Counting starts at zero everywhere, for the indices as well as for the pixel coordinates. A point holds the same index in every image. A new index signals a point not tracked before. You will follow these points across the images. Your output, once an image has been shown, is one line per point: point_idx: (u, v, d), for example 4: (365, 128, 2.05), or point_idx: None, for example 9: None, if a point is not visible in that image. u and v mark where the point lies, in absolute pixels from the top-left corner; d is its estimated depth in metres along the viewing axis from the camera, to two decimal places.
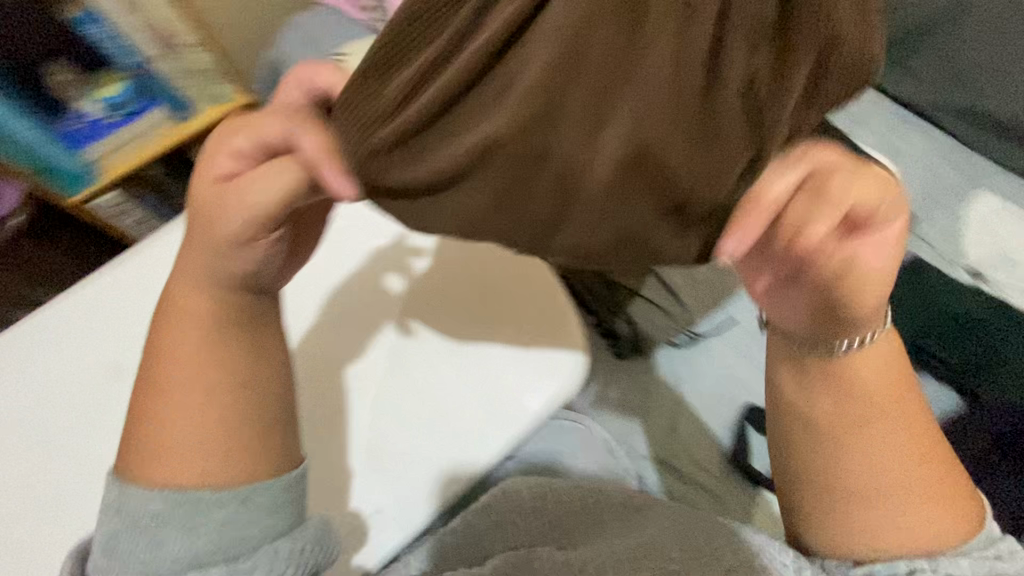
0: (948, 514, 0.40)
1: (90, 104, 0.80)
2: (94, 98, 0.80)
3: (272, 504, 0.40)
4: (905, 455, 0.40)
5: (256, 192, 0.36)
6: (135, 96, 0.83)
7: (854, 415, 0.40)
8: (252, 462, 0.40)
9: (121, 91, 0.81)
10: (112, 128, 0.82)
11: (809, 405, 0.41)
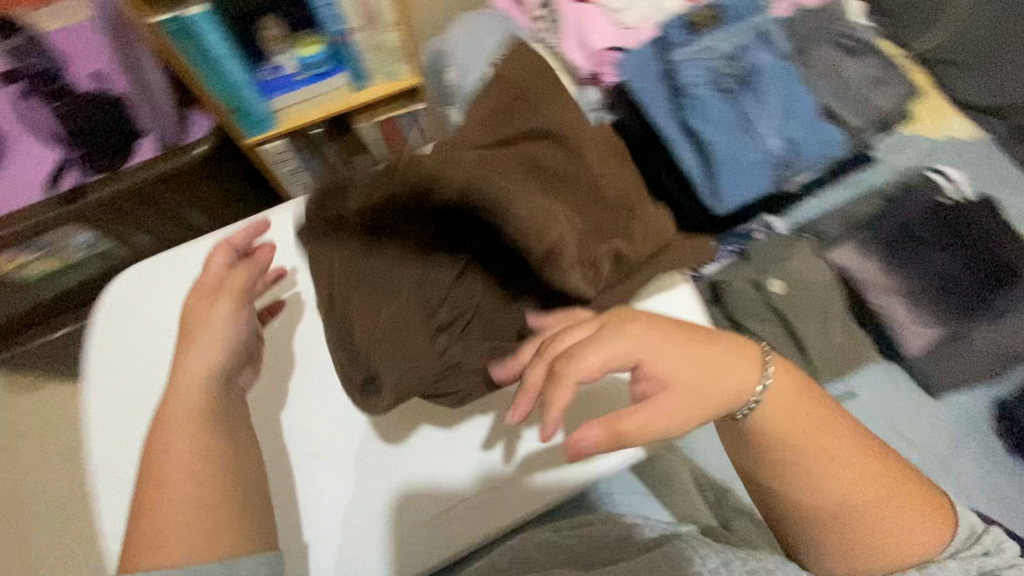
0: (906, 517, 0.45)
1: (284, 56, 0.68)
2: (291, 53, 0.68)
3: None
4: (845, 464, 0.45)
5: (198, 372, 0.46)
6: (331, 59, 0.70)
7: (789, 448, 0.44)
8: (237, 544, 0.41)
9: (320, 52, 0.69)
10: (299, 85, 0.71)
11: (749, 462, 0.47)
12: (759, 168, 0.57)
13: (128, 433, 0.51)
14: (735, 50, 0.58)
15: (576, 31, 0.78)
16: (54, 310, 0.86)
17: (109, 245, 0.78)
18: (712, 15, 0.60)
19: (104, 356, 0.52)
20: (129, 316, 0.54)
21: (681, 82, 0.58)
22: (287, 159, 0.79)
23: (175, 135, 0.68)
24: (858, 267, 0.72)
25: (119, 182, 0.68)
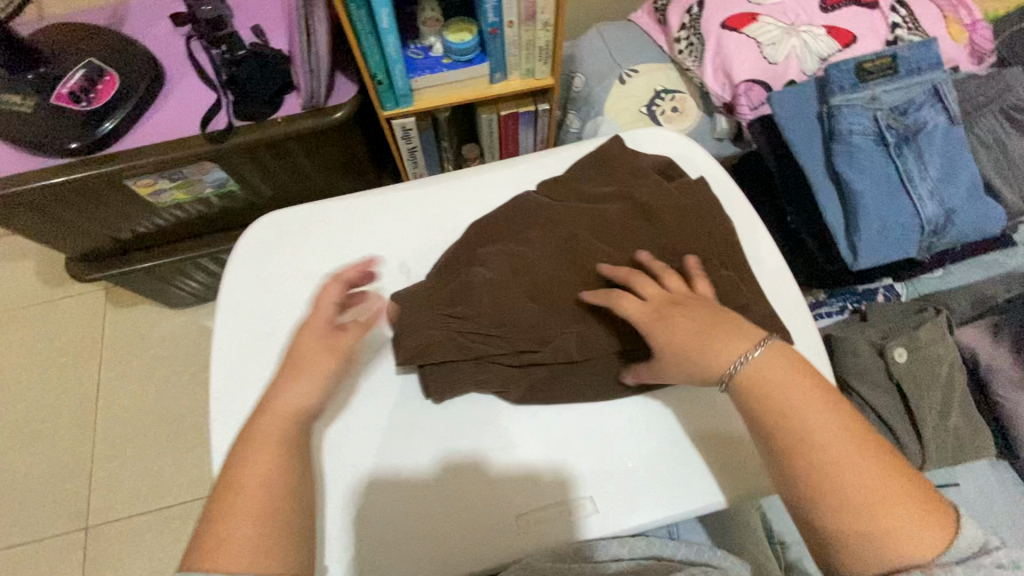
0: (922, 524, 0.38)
1: (435, 38, 0.73)
2: (441, 37, 0.72)
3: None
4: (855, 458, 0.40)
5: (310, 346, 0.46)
6: (477, 48, 0.72)
7: (778, 417, 0.42)
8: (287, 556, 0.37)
9: (471, 39, 0.71)
10: (444, 68, 0.73)
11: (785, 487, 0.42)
12: (907, 230, 0.55)
13: (243, 362, 0.52)
14: (903, 104, 0.56)
15: (719, 57, 0.77)
16: (174, 236, 0.93)
17: (235, 187, 0.82)
18: (890, 63, 0.57)
19: (241, 286, 0.56)
20: (272, 254, 0.57)
21: (842, 128, 0.56)
22: (412, 137, 0.82)
23: (322, 97, 0.71)
24: (985, 351, 0.67)
25: (262, 130, 0.72)
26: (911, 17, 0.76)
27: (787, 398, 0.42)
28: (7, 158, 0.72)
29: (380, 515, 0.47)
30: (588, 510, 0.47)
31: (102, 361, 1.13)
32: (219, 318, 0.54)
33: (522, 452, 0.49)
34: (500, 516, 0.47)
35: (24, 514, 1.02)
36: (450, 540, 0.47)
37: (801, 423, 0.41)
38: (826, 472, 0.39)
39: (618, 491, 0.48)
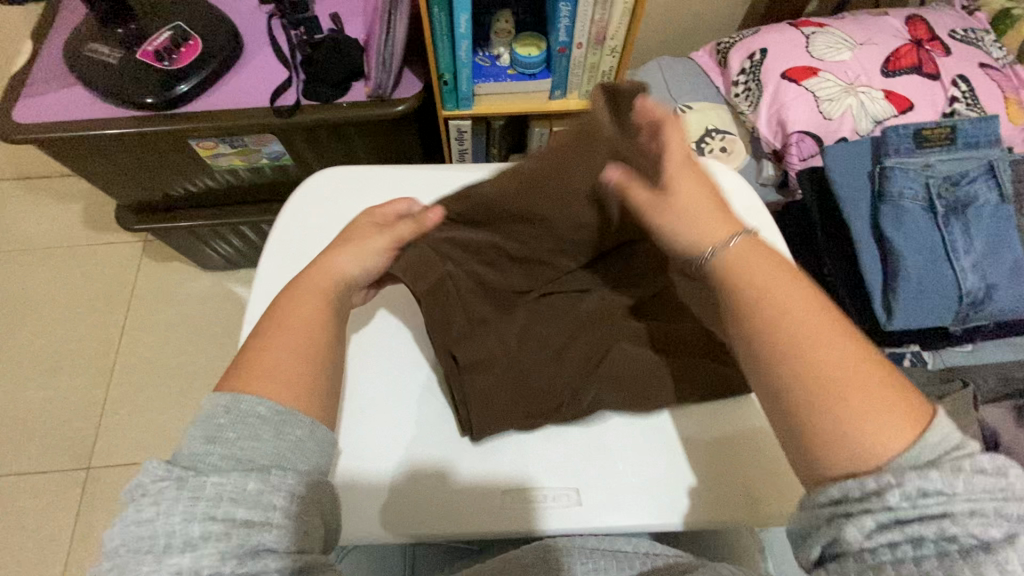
0: (893, 417, 0.31)
1: (504, 49, 0.76)
2: (510, 48, 0.75)
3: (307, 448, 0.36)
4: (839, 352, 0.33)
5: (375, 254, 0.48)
6: (543, 64, 0.75)
7: (754, 295, 0.36)
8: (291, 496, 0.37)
9: (537, 55, 0.73)
10: (508, 78, 0.75)
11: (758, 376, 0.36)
12: (944, 298, 0.56)
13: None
14: (955, 176, 0.57)
15: (775, 105, 0.78)
16: (219, 200, 0.96)
17: (289, 162, 0.85)
18: (949, 134, 0.59)
19: (284, 245, 0.57)
20: (321, 219, 0.59)
21: (892, 190, 0.58)
22: (465, 139, 0.84)
23: (388, 89, 0.74)
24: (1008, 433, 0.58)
25: (327, 111, 0.75)
26: (971, 93, 0.77)
27: (759, 279, 0.37)
28: (87, 104, 0.76)
29: (377, 482, 0.48)
30: (570, 500, 0.47)
31: (129, 310, 1.16)
32: (259, 273, 0.56)
33: (517, 442, 0.50)
34: (486, 497, 0.48)
35: (30, 446, 1.05)
36: (432, 518, 0.46)
37: (774, 302, 0.35)
38: (792, 344, 0.34)
39: (613, 492, 0.47)
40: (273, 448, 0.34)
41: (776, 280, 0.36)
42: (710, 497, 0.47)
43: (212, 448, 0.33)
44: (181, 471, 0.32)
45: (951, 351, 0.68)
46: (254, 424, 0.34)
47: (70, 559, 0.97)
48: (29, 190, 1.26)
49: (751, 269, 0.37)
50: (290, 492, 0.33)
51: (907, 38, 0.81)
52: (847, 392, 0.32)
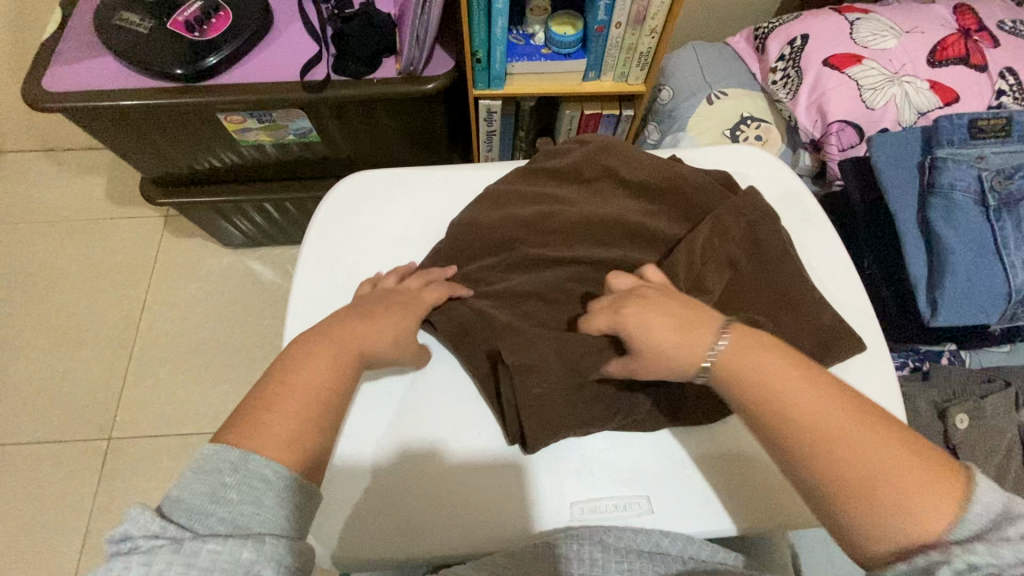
0: (924, 493, 0.34)
1: (539, 28, 0.74)
2: (545, 27, 0.74)
3: (295, 512, 0.36)
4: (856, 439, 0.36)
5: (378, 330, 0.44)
6: (578, 44, 0.73)
7: (767, 398, 0.39)
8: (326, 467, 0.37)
9: (573, 34, 0.72)
10: (542, 57, 0.74)
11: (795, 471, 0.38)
12: (991, 295, 0.54)
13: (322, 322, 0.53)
14: (1011, 168, 0.55)
15: (815, 92, 0.76)
16: (245, 176, 0.95)
17: (317, 140, 0.85)
18: (1003, 127, 0.57)
19: (319, 242, 0.57)
20: (354, 218, 0.58)
21: (943, 182, 0.56)
22: (494, 120, 0.83)
23: (420, 66, 0.73)
24: None
25: (357, 86, 0.74)
26: (1019, 85, 0.74)
27: (769, 378, 0.40)
28: (116, 74, 0.75)
29: (439, 480, 0.47)
30: (642, 508, 0.46)
31: (151, 284, 1.17)
32: (296, 276, 0.56)
33: (585, 444, 0.49)
34: (538, 507, 0.47)
35: (54, 414, 1.06)
36: (435, 524, 0.46)
37: (784, 407, 0.39)
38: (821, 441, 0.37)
39: (683, 504, 0.47)
40: (265, 505, 0.34)
41: (787, 378, 0.40)
42: (764, 498, 0.47)
43: (213, 507, 0.33)
44: (175, 531, 0.32)
45: (989, 351, 0.67)
46: (257, 487, 0.35)
47: (90, 526, 0.98)
48: (54, 161, 1.27)
49: (759, 365, 0.40)
50: (280, 564, 0.32)
51: (955, 27, 0.79)
52: (878, 479, 0.35)
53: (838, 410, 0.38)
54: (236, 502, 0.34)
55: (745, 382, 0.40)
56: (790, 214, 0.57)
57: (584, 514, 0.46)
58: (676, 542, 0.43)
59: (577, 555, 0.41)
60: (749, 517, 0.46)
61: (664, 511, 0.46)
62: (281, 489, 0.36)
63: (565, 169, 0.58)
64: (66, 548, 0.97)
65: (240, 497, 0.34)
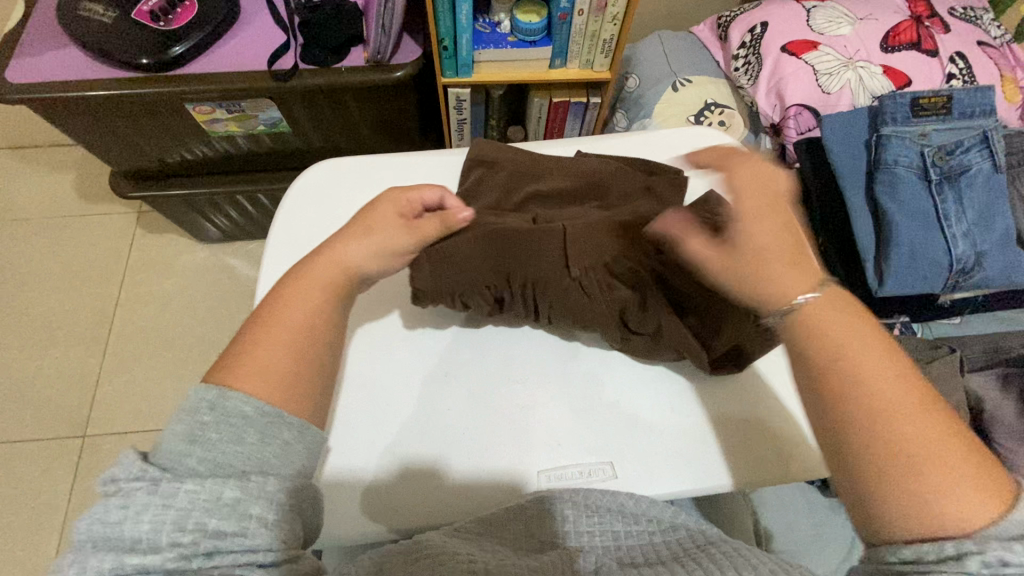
0: (976, 485, 0.29)
1: (505, 16, 0.76)
2: (510, 14, 0.75)
3: (286, 454, 0.35)
4: (911, 412, 0.32)
5: (354, 250, 0.43)
6: (544, 32, 0.75)
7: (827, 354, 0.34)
8: None
9: (538, 21, 0.73)
10: (509, 45, 0.75)
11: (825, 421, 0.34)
12: (936, 266, 0.60)
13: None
14: (950, 145, 0.61)
15: (774, 78, 0.79)
16: (216, 169, 0.95)
17: (287, 129, 0.85)
18: (944, 103, 0.61)
19: (285, 228, 0.58)
20: (322, 204, 0.59)
21: (887, 159, 0.61)
22: (464, 109, 0.84)
23: (387, 54, 0.73)
24: (992, 400, 0.64)
25: (325, 75, 0.74)
26: (968, 70, 0.78)
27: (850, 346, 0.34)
28: (81, 64, 0.75)
29: (406, 455, 0.49)
30: (606, 473, 0.48)
31: (125, 280, 1.16)
32: (265, 262, 0.56)
33: (546, 415, 0.50)
34: (501, 482, 0.48)
35: (26, 413, 1.05)
36: (405, 500, 0.47)
37: (848, 369, 0.33)
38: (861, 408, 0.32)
39: (646, 470, 0.48)
40: (250, 444, 0.34)
41: (865, 348, 0.34)
42: (723, 464, 0.48)
43: (190, 450, 0.32)
44: (156, 473, 0.31)
45: (941, 323, 0.73)
46: (237, 426, 0.34)
47: (67, 522, 0.97)
48: (19, 159, 1.24)
49: (830, 330, 0.35)
50: (269, 500, 0.32)
51: (908, 14, 0.81)
52: (924, 463, 0.30)
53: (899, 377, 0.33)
54: (219, 444, 0.33)
55: (810, 342, 0.35)
56: None
57: (556, 478, 0.48)
58: (641, 503, 0.44)
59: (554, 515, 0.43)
60: (710, 477, 0.48)
61: (632, 473, 0.48)
62: (267, 429, 0.35)
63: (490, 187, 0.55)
64: (42, 545, 0.96)
65: (219, 439, 0.33)
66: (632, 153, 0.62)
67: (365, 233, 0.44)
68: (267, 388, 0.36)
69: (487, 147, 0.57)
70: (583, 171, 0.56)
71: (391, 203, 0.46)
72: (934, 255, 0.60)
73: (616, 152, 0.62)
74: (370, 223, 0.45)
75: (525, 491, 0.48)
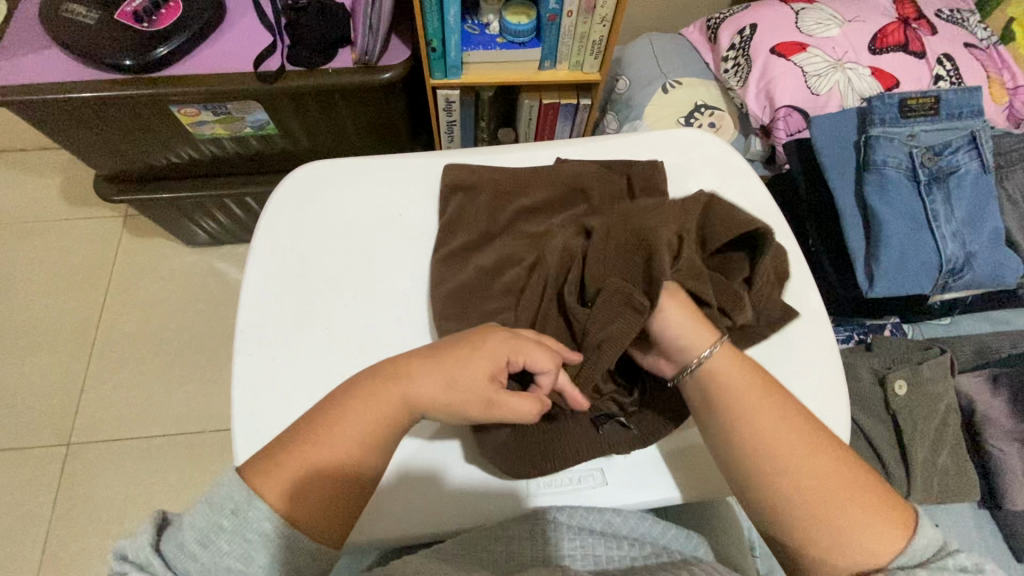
0: (876, 516, 0.39)
1: (493, 17, 0.75)
2: (499, 16, 0.74)
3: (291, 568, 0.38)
4: (816, 461, 0.41)
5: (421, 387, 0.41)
6: (533, 33, 0.74)
7: (733, 410, 0.43)
8: (287, 475, 0.38)
9: (527, 23, 0.73)
10: (498, 46, 0.75)
11: None
12: (924, 267, 0.60)
13: (276, 307, 0.53)
14: (939, 146, 0.61)
15: (763, 80, 0.79)
16: (204, 172, 0.94)
17: (274, 132, 0.84)
18: (932, 104, 0.62)
19: (272, 230, 0.57)
20: (308, 206, 0.58)
21: (876, 160, 0.61)
22: (453, 110, 0.84)
23: (375, 56, 0.73)
24: (982, 400, 0.65)
25: (313, 77, 0.73)
26: (955, 72, 0.78)
27: (743, 397, 0.43)
28: (64, 66, 0.74)
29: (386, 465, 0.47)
30: (595, 480, 0.47)
31: (110, 285, 1.14)
32: (249, 265, 0.55)
33: None
34: (489, 494, 0.47)
35: (8, 421, 1.03)
36: (392, 509, 0.46)
37: (746, 422, 0.42)
38: (772, 461, 0.41)
39: (632, 479, 0.47)
40: (255, 556, 0.37)
41: (760, 403, 0.43)
42: (712, 470, 0.47)
43: (200, 550, 0.36)
44: (161, 566, 0.36)
45: (930, 324, 0.74)
46: (251, 541, 0.37)
47: (51, 534, 0.95)
48: (3, 162, 1.22)
49: (730, 384, 0.44)
50: None
51: (896, 15, 0.81)
52: (834, 504, 0.40)
53: (787, 426, 0.42)
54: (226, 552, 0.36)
55: (721, 396, 0.44)
56: (740, 194, 0.59)
57: (549, 485, 0.47)
58: (628, 521, 0.45)
59: (545, 536, 0.43)
60: (690, 485, 0.47)
61: (622, 478, 0.47)
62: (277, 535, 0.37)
63: (477, 205, 0.55)
64: (24, 558, 0.94)
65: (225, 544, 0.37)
66: (623, 156, 0.61)
67: (440, 385, 0.41)
68: (316, 449, 0.39)
69: (460, 170, 0.57)
70: (563, 176, 0.56)
71: (473, 356, 0.41)
72: (925, 257, 0.60)
73: (608, 152, 0.61)
74: (455, 369, 0.41)
75: (518, 505, 0.47)
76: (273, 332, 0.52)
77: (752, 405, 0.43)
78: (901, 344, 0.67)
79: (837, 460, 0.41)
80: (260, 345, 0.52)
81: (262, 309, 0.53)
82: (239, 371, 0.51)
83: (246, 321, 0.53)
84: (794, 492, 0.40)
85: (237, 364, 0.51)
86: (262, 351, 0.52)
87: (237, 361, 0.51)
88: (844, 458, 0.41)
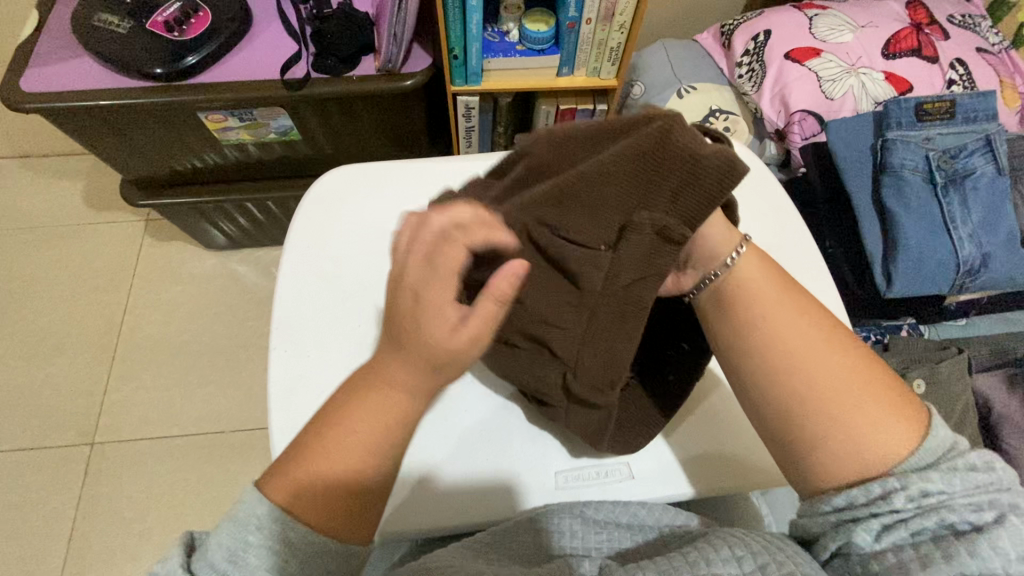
0: (898, 419, 0.37)
1: (513, 25, 0.77)
2: (519, 23, 0.76)
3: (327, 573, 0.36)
4: (837, 362, 0.38)
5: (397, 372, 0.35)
6: (552, 40, 0.76)
7: (756, 314, 0.40)
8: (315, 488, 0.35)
9: (546, 31, 0.75)
10: (517, 53, 0.77)
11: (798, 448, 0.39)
12: (940, 268, 0.61)
13: (310, 306, 0.55)
14: (956, 149, 0.62)
15: (778, 85, 0.80)
16: (228, 176, 0.96)
17: (298, 137, 0.86)
18: (948, 109, 0.63)
19: (305, 230, 0.59)
20: (339, 208, 0.60)
21: (894, 163, 0.62)
22: (472, 116, 0.85)
23: (398, 63, 0.75)
24: (999, 400, 0.66)
25: (338, 84, 0.75)
26: (968, 76, 0.79)
27: (763, 297, 0.40)
28: (96, 74, 0.76)
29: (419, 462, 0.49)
30: (622, 474, 0.49)
31: (132, 289, 1.17)
32: (284, 264, 0.57)
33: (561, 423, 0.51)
34: (517, 487, 0.49)
35: (33, 421, 1.05)
36: (426, 503, 0.47)
37: (769, 328, 0.39)
38: (791, 362, 0.38)
39: (657, 473, 0.49)
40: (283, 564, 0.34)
41: (783, 305, 0.40)
42: (737, 467, 0.49)
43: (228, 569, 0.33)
44: None
45: (946, 325, 0.74)
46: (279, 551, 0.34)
47: (75, 531, 0.97)
48: (28, 168, 1.25)
49: (751, 288, 0.41)
50: None
51: (908, 21, 0.83)
52: (857, 407, 0.37)
53: (808, 328, 0.39)
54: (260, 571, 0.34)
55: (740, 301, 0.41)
56: (759, 196, 0.60)
57: (572, 474, 0.49)
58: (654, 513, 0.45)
59: (556, 531, 0.43)
60: (713, 482, 0.49)
61: (651, 474, 0.49)
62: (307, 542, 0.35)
63: None
64: (49, 555, 0.96)
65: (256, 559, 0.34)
66: None
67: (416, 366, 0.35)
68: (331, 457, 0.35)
69: None
70: None
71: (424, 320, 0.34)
72: (943, 258, 0.60)
73: None
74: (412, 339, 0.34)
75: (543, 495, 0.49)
76: (306, 328, 0.54)
77: (771, 306, 0.40)
78: (919, 343, 0.68)
79: (860, 364, 0.38)
80: (294, 340, 0.54)
81: (295, 307, 0.55)
82: (273, 366, 0.52)
83: (281, 318, 0.54)
84: (816, 396, 0.37)
85: (273, 359, 0.53)
86: (297, 347, 0.53)
87: (272, 356, 0.53)
88: (868, 364, 0.39)
